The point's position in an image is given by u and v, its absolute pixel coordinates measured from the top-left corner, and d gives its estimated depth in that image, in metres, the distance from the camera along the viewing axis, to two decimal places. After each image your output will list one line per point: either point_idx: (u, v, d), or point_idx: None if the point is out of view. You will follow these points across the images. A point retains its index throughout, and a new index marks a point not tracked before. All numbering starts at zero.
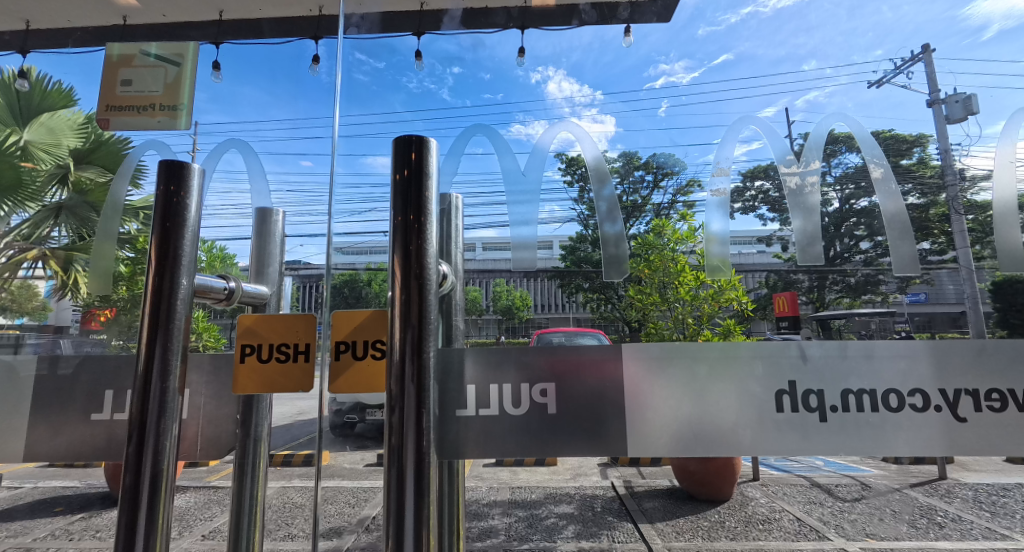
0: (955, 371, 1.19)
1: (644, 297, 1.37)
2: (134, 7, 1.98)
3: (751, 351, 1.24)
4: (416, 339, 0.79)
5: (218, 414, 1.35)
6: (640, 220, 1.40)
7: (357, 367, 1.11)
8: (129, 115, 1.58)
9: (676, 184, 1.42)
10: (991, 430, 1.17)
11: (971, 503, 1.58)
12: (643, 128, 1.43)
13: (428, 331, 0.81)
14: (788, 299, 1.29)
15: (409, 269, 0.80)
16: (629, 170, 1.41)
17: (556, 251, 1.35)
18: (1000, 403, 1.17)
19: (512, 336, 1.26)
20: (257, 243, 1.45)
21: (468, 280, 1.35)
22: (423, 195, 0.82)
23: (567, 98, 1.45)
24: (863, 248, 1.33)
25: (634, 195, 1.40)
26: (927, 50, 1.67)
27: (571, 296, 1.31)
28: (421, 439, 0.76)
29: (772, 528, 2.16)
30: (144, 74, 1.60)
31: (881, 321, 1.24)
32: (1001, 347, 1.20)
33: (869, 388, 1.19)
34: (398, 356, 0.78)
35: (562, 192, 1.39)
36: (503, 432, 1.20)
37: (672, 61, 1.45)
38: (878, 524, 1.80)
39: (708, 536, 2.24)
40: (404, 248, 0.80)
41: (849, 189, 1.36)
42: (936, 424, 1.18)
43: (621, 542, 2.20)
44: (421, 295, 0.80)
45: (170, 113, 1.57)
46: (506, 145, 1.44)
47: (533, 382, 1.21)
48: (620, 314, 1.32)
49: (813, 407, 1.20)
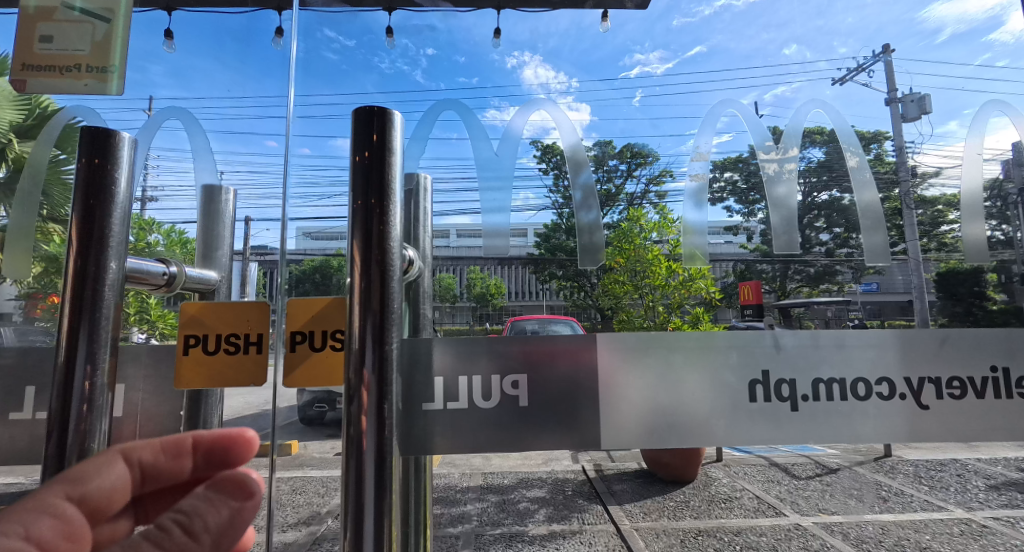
0: (919, 360, 1.24)
1: (617, 286, 1.39)
2: None
3: (727, 340, 1.26)
4: (377, 326, 0.76)
5: (156, 411, 1.31)
6: (614, 209, 1.41)
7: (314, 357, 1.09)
8: (48, 76, 1.35)
9: (649, 173, 1.44)
10: (949, 419, 1.23)
11: (911, 477, 1.72)
12: (616, 117, 1.45)
13: (390, 317, 0.77)
14: (753, 288, 1.35)
15: (368, 255, 0.76)
16: (605, 157, 1.43)
17: (530, 238, 1.38)
18: (958, 391, 1.23)
19: (485, 323, 1.28)
20: (202, 225, 1.39)
21: (440, 267, 1.31)
22: (385, 176, 0.79)
23: (543, 85, 1.46)
24: (823, 240, 1.39)
25: (609, 183, 1.41)
26: (886, 51, 1.75)
27: (545, 283, 1.35)
28: (382, 431, 0.74)
29: (733, 506, 2.27)
30: (67, 29, 1.36)
31: (839, 311, 1.27)
32: (963, 336, 1.25)
33: (839, 377, 1.23)
34: (358, 345, 0.75)
35: (536, 180, 1.40)
36: (474, 426, 1.18)
37: (647, 51, 1.47)
38: (829, 501, 2.07)
39: (674, 517, 2.31)
40: (365, 231, 0.77)
41: (814, 181, 1.43)
42: (901, 412, 1.22)
43: (589, 525, 2.33)
44: (382, 279, 0.77)
45: (99, 75, 1.37)
46: (482, 129, 1.43)
47: (505, 373, 1.20)
48: (593, 302, 1.33)
49: (785, 396, 1.23)
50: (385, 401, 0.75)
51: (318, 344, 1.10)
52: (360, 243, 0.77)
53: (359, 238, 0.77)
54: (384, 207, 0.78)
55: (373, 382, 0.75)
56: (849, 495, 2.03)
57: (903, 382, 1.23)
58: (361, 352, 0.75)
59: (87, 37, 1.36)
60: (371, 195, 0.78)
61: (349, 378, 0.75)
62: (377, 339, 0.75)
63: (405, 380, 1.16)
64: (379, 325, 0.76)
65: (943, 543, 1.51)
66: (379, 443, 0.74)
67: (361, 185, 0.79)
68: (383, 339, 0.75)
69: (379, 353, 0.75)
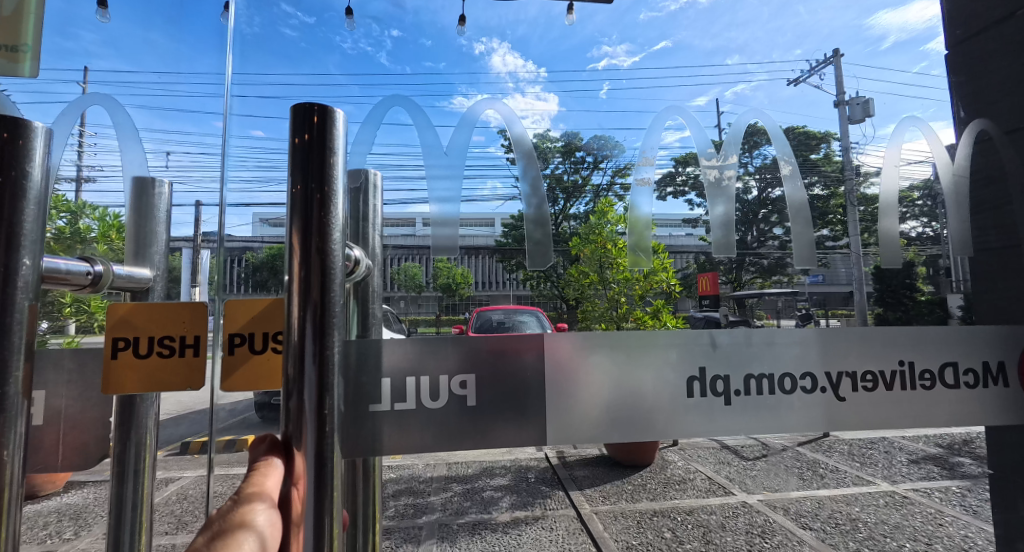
0: (836, 355, 1.28)
1: (583, 277, 1.45)
2: None
3: (668, 338, 1.24)
4: (317, 323, 0.68)
5: (83, 418, 1.19)
6: (581, 200, 1.42)
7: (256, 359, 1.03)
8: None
9: (614, 166, 1.46)
10: (868, 408, 1.27)
11: (847, 456, 1.89)
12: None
13: (333, 314, 0.70)
14: (709, 279, 1.46)
15: (308, 245, 0.68)
16: (571, 151, 1.42)
17: (497, 228, 1.35)
18: (870, 383, 1.27)
19: (451, 314, 1.28)
20: (134, 219, 1.22)
21: (407, 255, 1.29)
22: (327, 164, 0.70)
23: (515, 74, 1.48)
24: (775, 234, 1.47)
25: (575, 175, 1.41)
26: (837, 55, 1.84)
27: (512, 273, 1.35)
28: (322, 439, 0.68)
29: (687, 487, 2.41)
30: None
31: (790, 301, 1.41)
32: (880, 333, 1.30)
33: (769, 373, 1.26)
34: (297, 339, 0.68)
35: (504, 169, 1.35)
36: (420, 426, 1.10)
37: None
38: (774, 478, 2.37)
39: (631, 499, 2.38)
40: (304, 221, 0.68)
41: (767, 179, 1.48)
42: (821, 404, 1.26)
43: (552, 509, 2.34)
44: (323, 274, 0.69)
45: (9, 56, 1.22)
46: (436, 115, 1.35)
47: (453, 373, 1.13)
48: (559, 291, 1.39)
49: (719, 391, 1.24)
50: (326, 403, 0.69)
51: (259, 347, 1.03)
52: (298, 234, 0.68)
53: (296, 229, 0.68)
54: (323, 195, 0.70)
55: (311, 387, 0.68)
56: (791, 473, 2.35)
57: (824, 375, 1.27)
58: (301, 355, 0.68)
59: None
60: (310, 181, 0.69)
61: (287, 380, 0.68)
62: (317, 338, 0.68)
63: (349, 383, 1.06)
64: (318, 320, 0.68)
65: (869, 513, 1.86)
66: (320, 448, 0.68)
67: (298, 169, 0.69)
68: (323, 339, 0.68)
69: (319, 346, 0.68)
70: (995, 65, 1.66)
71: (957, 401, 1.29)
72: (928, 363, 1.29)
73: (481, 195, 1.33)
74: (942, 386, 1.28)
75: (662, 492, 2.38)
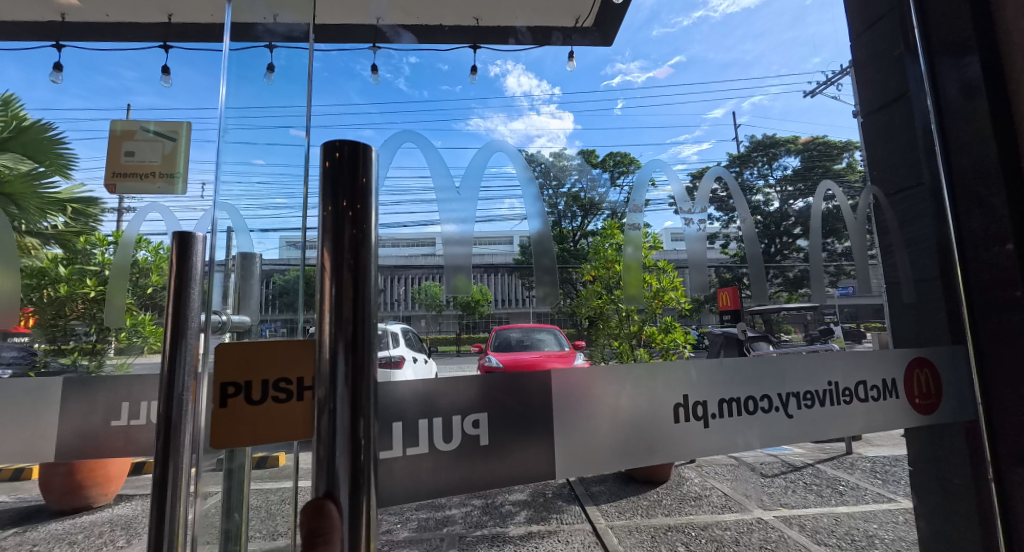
0: (778, 380, 1.39)
1: (597, 297, 1.50)
2: (77, 7, 1.87)
3: (661, 365, 1.31)
4: (347, 336, 0.59)
5: None
6: (596, 218, 1.51)
7: (259, 416, 0.67)
8: (132, 181, 1.51)
9: (633, 181, 1.55)
10: (815, 422, 1.41)
11: None
12: (601, 124, 1.60)
13: (369, 337, 0.61)
14: (730, 295, 1.60)
15: (339, 260, 0.60)
16: (587, 166, 1.54)
17: (515, 246, 1.42)
18: (809, 402, 1.41)
19: (471, 331, 1.34)
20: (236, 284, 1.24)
21: (428, 274, 1.33)
22: (359, 176, 0.63)
23: (527, 94, 1.57)
24: (801, 246, 1.73)
25: (591, 192, 1.52)
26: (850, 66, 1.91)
27: (530, 290, 1.42)
28: (355, 455, 0.59)
29: (701, 503, 2.26)
30: (144, 147, 1.53)
31: (816, 315, 1.68)
32: (828, 361, 1.45)
33: (736, 396, 1.35)
34: (326, 367, 0.59)
35: (521, 187, 1.43)
36: (432, 472, 1.11)
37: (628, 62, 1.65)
38: (791, 495, 2.21)
39: (647, 515, 2.24)
40: (335, 238, 0.61)
41: (789, 190, 1.74)
42: (776, 423, 1.37)
43: (568, 524, 2.30)
44: (358, 294, 0.61)
45: (169, 181, 1.50)
46: (456, 134, 1.43)
47: (465, 413, 1.14)
48: (575, 308, 1.46)
49: (699, 416, 1.32)
50: (360, 422, 0.59)
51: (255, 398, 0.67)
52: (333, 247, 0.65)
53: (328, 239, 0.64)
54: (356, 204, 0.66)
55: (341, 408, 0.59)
56: (809, 491, 2.17)
57: (775, 398, 1.39)
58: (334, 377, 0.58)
59: (158, 152, 1.52)
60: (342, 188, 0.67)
61: (325, 404, 0.60)
62: (347, 353, 0.59)
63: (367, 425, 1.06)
64: (347, 335, 0.59)
65: None
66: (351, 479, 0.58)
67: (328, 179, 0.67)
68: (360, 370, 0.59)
69: (353, 362, 0.59)
70: (880, 144, 1.86)
71: (874, 411, 1.47)
72: (846, 381, 1.45)
73: (499, 213, 1.39)
74: (856, 401, 1.44)
75: (678, 507, 2.24)
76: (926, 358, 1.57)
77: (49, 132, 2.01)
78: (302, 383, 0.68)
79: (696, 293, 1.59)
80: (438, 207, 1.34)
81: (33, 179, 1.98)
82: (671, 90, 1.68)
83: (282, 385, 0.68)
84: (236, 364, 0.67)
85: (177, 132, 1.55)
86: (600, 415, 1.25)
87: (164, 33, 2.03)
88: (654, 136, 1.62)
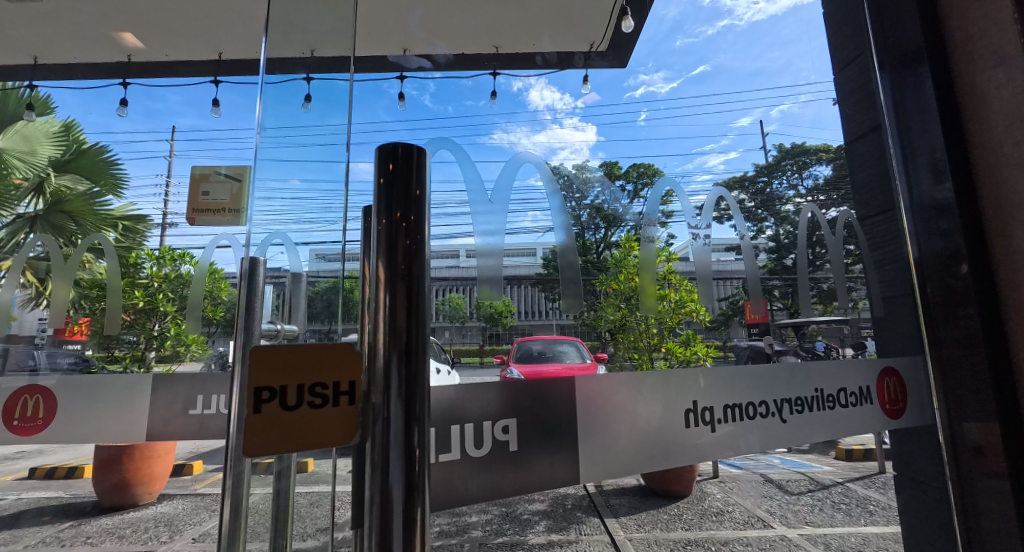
0: (773, 386, 1.45)
1: (614, 309, 1.47)
2: (139, 48, 2.62)
3: (671, 373, 1.36)
4: (397, 347, 0.56)
5: None
6: (620, 229, 1.51)
7: (297, 430, 0.57)
8: (207, 215, 1.75)
9: (655, 193, 1.58)
10: (806, 427, 1.48)
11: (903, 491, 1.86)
12: (624, 135, 1.62)
13: (421, 349, 0.58)
14: (758, 307, 1.63)
15: (392, 275, 0.57)
16: (611, 177, 1.57)
17: (538, 257, 1.45)
18: (799, 406, 1.48)
19: (496, 342, 1.36)
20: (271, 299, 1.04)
21: (450, 287, 1.35)
22: (412, 189, 0.60)
23: (550, 107, 1.64)
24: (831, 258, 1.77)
25: (615, 204, 1.53)
26: None
27: (553, 302, 1.45)
28: (410, 466, 0.55)
29: (723, 519, 2.18)
30: (218, 187, 1.74)
31: (850, 327, 1.73)
32: (814, 369, 1.52)
33: (739, 402, 1.41)
34: (380, 383, 0.56)
35: (542, 199, 1.48)
36: (464, 476, 1.14)
37: (651, 72, 1.73)
38: (817, 513, 2.04)
39: (664, 528, 2.17)
40: (387, 253, 0.58)
41: (821, 198, 1.80)
42: (768, 427, 1.44)
43: (589, 534, 2.25)
44: (410, 307, 0.57)
45: (236, 215, 1.76)
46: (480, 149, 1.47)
47: (496, 419, 1.18)
48: (596, 319, 1.46)
49: (706, 421, 1.36)
50: (409, 431, 0.55)
51: (286, 408, 0.56)
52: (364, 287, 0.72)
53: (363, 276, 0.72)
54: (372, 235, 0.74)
55: (386, 417, 0.55)
56: (838, 510, 1.97)
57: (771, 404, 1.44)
58: (384, 386, 0.55)
59: (229, 191, 1.76)
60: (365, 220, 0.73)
61: (373, 412, 0.56)
62: (393, 365, 0.56)
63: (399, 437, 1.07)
64: (394, 347, 0.56)
65: None
66: (400, 491, 0.54)
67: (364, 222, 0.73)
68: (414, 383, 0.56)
69: (406, 373, 0.56)
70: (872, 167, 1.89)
71: (851, 416, 1.57)
72: (830, 386, 1.54)
73: (523, 226, 1.44)
74: (839, 407, 1.54)
75: (699, 523, 2.15)
76: (893, 367, 1.68)
77: (106, 155, 2.37)
78: (342, 389, 0.60)
79: (725, 303, 1.58)
80: (472, 219, 1.40)
81: (88, 197, 2.34)
82: (691, 100, 1.71)
83: (318, 391, 0.59)
84: (270, 367, 0.57)
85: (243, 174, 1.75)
86: (622, 422, 1.27)
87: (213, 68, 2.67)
88: (681, 146, 1.64)
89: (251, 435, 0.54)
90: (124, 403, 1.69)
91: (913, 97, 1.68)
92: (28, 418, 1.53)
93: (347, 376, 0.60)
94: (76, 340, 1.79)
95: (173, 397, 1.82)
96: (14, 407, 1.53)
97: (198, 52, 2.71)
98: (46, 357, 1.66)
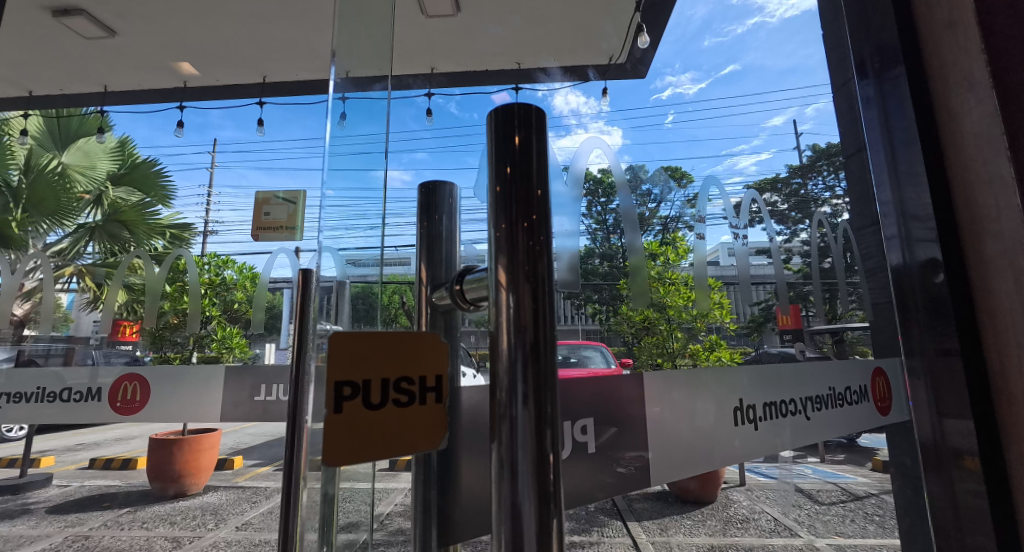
0: (797, 381, 1.49)
1: (633, 316, 1.30)
2: (193, 74, 2.75)
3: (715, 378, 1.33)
4: (527, 345, 0.43)
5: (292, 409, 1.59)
6: (650, 231, 1.37)
7: (387, 430, 0.40)
8: (269, 232, 1.99)
9: (683, 197, 1.42)
10: (829, 419, 1.56)
11: None
12: (653, 139, 1.36)
13: (548, 340, 0.45)
14: (792, 315, 1.54)
15: (517, 262, 0.45)
16: (636, 183, 1.37)
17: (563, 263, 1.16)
18: (819, 402, 1.55)
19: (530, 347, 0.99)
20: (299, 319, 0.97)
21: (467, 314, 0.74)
22: (533, 152, 0.48)
23: (574, 111, 1.26)
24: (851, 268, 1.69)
25: (643, 206, 1.38)
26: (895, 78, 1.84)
27: (579, 308, 1.15)
28: (542, 473, 0.42)
29: (749, 526, 2.19)
30: (276, 208, 2.03)
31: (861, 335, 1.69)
32: (828, 362, 1.58)
33: (774, 402, 1.43)
34: (505, 389, 0.44)
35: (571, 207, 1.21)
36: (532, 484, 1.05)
37: (678, 73, 1.36)
38: (847, 524, 1.79)
39: (688, 532, 2.28)
40: (505, 225, 0.46)
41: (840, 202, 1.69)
42: (798, 425, 1.49)
43: (609, 536, 2.34)
44: (538, 297, 0.45)
45: (288, 231, 1.92)
46: None
47: (575, 419, 1.09)
48: (615, 324, 1.26)
49: (750, 420, 1.38)
50: (546, 454, 0.42)
51: (370, 409, 0.39)
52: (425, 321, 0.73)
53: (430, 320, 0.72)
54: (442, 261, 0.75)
55: (523, 436, 0.42)
56: (870, 521, 1.83)
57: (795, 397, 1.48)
58: (516, 402, 0.43)
59: (284, 212, 1.97)
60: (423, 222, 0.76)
61: (501, 432, 0.44)
62: (520, 373, 0.43)
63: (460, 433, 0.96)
64: (527, 347, 0.43)
65: None
66: (541, 532, 0.41)
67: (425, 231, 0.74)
68: (544, 389, 0.43)
69: (535, 375, 0.43)
70: None
71: (854, 413, 1.65)
72: (840, 385, 1.60)
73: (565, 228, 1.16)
74: (849, 404, 1.63)
75: (721, 528, 2.21)
76: (884, 368, 1.75)
77: (154, 168, 2.76)
78: (429, 385, 0.43)
79: (757, 307, 1.49)
80: None
81: (140, 208, 2.74)
82: (728, 89, 1.42)
83: (403, 387, 0.41)
84: (344, 360, 0.39)
85: (295, 196, 2.03)
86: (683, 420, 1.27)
87: (259, 90, 2.81)
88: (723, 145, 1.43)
89: (331, 443, 0.37)
90: (201, 391, 2.10)
91: (890, 94, 1.01)
92: (128, 401, 1.93)
93: (437, 372, 0.44)
94: (128, 342, 1.96)
95: (242, 385, 2.18)
96: (115, 392, 1.90)
97: (244, 74, 2.86)
98: (104, 357, 1.91)
